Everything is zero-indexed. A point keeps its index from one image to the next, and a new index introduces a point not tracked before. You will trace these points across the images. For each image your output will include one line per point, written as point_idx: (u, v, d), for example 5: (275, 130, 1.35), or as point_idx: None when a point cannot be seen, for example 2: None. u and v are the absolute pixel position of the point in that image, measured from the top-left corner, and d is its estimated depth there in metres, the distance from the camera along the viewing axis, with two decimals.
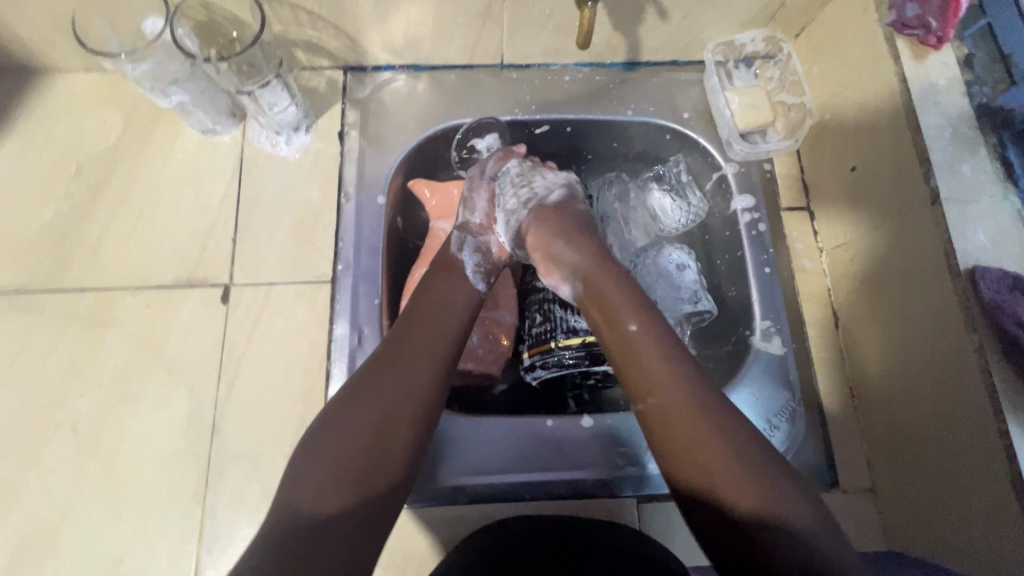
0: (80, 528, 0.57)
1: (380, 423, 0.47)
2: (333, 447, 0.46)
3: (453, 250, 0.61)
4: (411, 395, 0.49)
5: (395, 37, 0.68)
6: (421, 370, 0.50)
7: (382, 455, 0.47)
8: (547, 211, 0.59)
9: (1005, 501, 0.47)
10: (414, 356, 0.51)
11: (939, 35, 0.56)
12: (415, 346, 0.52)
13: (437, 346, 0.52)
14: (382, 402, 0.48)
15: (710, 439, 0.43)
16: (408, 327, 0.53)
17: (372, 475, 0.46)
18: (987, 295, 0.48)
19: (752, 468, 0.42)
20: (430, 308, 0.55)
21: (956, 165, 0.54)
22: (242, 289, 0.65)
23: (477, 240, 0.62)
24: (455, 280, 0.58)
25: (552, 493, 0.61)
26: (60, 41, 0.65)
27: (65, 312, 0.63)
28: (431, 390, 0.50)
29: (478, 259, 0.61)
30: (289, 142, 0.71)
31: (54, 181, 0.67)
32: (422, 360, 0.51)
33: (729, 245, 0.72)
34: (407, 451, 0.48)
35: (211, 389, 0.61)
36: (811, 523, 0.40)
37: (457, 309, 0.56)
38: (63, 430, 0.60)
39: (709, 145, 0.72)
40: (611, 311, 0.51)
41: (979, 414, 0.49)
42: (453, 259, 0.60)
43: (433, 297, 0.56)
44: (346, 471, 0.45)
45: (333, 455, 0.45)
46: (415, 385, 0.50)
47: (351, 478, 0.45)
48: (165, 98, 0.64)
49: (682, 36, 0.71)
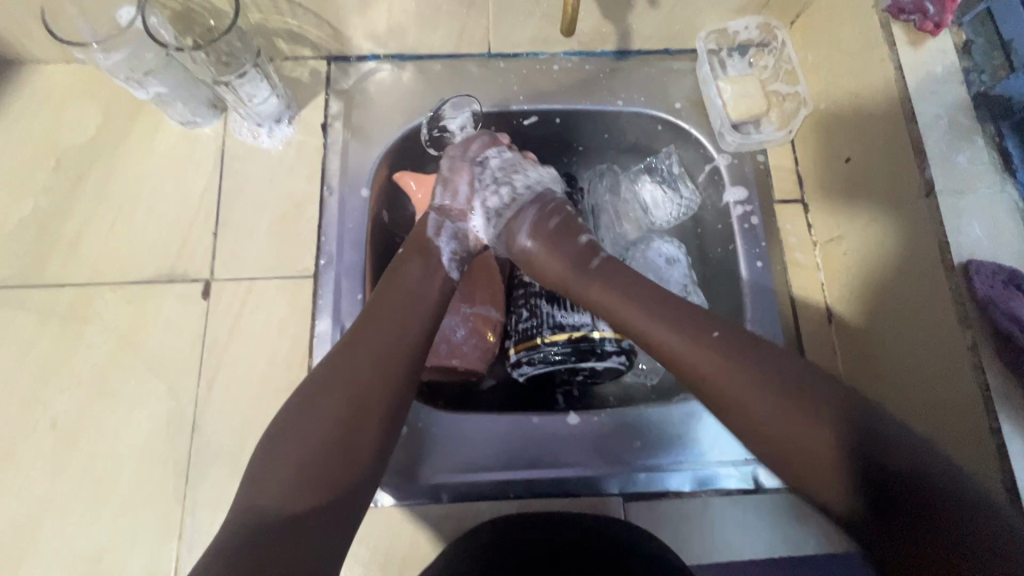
0: (59, 525, 0.56)
1: (347, 416, 0.46)
2: (301, 442, 0.45)
3: (429, 233, 0.61)
4: (379, 385, 0.48)
5: (378, 26, 0.66)
6: (389, 359, 0.49)
7: (351, 449, 0.46)
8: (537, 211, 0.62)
9: (996, 498, 0.46)
10: (381, 345, 0.50)
11: (936, 20, 0.54)
12: (383, 336, 0.51)
13: (405, 335, 0.51)
14: (349, 394, 0.47)
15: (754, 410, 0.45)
16: (374, 316, 0.52)
17: (341, 469, 0.45)
18: (982, 291, 0.47)
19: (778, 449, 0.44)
20: (398, 296, 0.54)
21: (953, 156, 0.52)
22: (223, 284, 0.64)
23: (456, 227, 0.63)
24: (430, 271, 0.57)
25: (535, 491, 0.60)
26: (36, 32, 0.63)
27: (43, 307, 0.62)
28: (400, 380, 0.49)
29: (455, 246, 0.61)
30: (271, 134, 0.69)
31: (33, 174, 0.66)
32: (390, 350, 0.50)
33: (721, 238, 0.70)
34: (376, 443, 0.47)
35: (192, 386, 0.61)
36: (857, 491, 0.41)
37: (425, 297, 0.55)
38: (43, 427, 0.59)
39: (701, 135, 0.70)
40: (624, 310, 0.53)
41: (971, 410, 0.48)
42: (427, 243, 0.59)
43: (402, 283, 0.55)
44: (315, 466, 0.44)
45: (300, 450, 0.45)
46: (384, 375, 0.49)
47: (319, 473, 0.44)
48: (143, 90, 0.62)
49: (674, 24, 0.69)
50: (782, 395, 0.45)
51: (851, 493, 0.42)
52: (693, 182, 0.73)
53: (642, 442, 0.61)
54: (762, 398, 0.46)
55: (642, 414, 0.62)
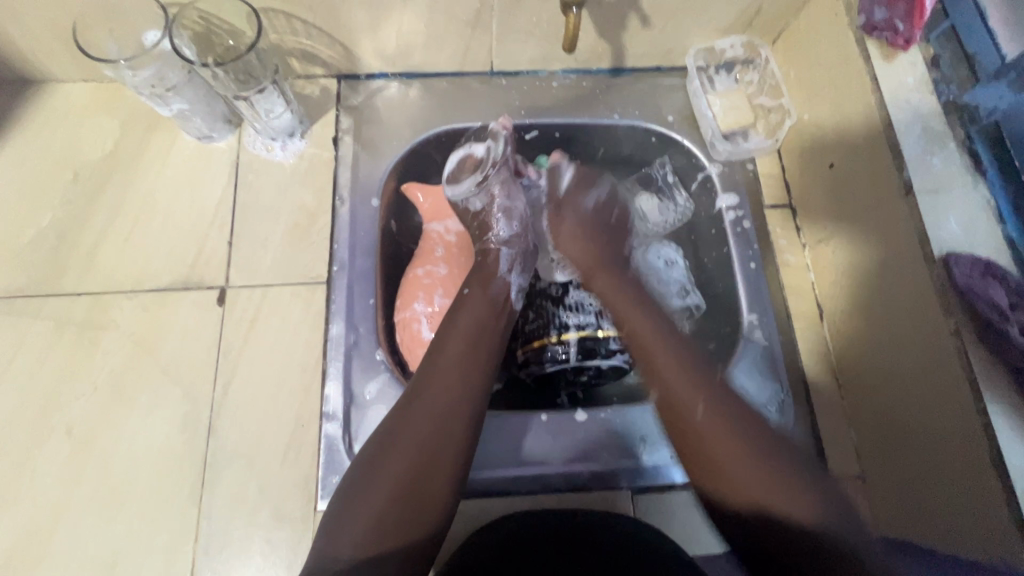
0: (73, 530, 0.57)
1: (414, 467, 0.47)
2: (370, 494, 0.45)
3: (501, 271, 0.63)
4: (450, 433, 0.49)
5: (386, 45, 0.70)
6: (455, 412, 0.50)
7: (418, 502, 0.46)
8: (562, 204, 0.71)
9: (984, 473, 0.48)
10: (444, 392, 0.51)
11: (907, 36, 0.59)
12: (448, 388, 0.51)
13: (466, 385, 0.52)
14: (416, 446, 0.48)
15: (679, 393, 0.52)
16: (434, 368, 0.53)
17: (409, 524, 0.45)
18: (962, 281, 0.50)
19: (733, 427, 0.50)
20: (459, 346, 0.55)
21: (928, 158, 0.56)
22: (238, 290, 0.66)
23: (524, 260, 0.66)
24: (485, 297, 0.60)
25: (547, 486, 0.62)
26: (59, 52, 0.66)
27: (59, 315, 0.63)
28: (463, 432, 0.50)
29: (524, 279, 0.65)
30: (284, 148, 0.72)
31: (51, 187, 0.68)
32: (453, 403, 0.51)
33: (714, 241, 0.74)
34: (443, 498, 0.47)
35: (208, 390, 0.62)
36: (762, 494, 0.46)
37: (485, 343, 0.56)
38: (58, 434, 0.59)
39: (693, 146, 0.75)
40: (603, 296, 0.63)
41: (958, 389, 0.50)
42: (494, 278, 0.62)
43: (459, 328, 0.56)
44: (386, 523, 0.44)
45: (370, 504, 0.45)
46: (451, 429, 0.50)
47: (391, 528, 0.44)
48: (165, 106, 0.65)
49: (665, 43, 0.73)
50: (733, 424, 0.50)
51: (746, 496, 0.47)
52: (688, 187, 0.77)
53: (645, 437, 0.63)
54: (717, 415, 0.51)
55: (647, 410, 0.64)
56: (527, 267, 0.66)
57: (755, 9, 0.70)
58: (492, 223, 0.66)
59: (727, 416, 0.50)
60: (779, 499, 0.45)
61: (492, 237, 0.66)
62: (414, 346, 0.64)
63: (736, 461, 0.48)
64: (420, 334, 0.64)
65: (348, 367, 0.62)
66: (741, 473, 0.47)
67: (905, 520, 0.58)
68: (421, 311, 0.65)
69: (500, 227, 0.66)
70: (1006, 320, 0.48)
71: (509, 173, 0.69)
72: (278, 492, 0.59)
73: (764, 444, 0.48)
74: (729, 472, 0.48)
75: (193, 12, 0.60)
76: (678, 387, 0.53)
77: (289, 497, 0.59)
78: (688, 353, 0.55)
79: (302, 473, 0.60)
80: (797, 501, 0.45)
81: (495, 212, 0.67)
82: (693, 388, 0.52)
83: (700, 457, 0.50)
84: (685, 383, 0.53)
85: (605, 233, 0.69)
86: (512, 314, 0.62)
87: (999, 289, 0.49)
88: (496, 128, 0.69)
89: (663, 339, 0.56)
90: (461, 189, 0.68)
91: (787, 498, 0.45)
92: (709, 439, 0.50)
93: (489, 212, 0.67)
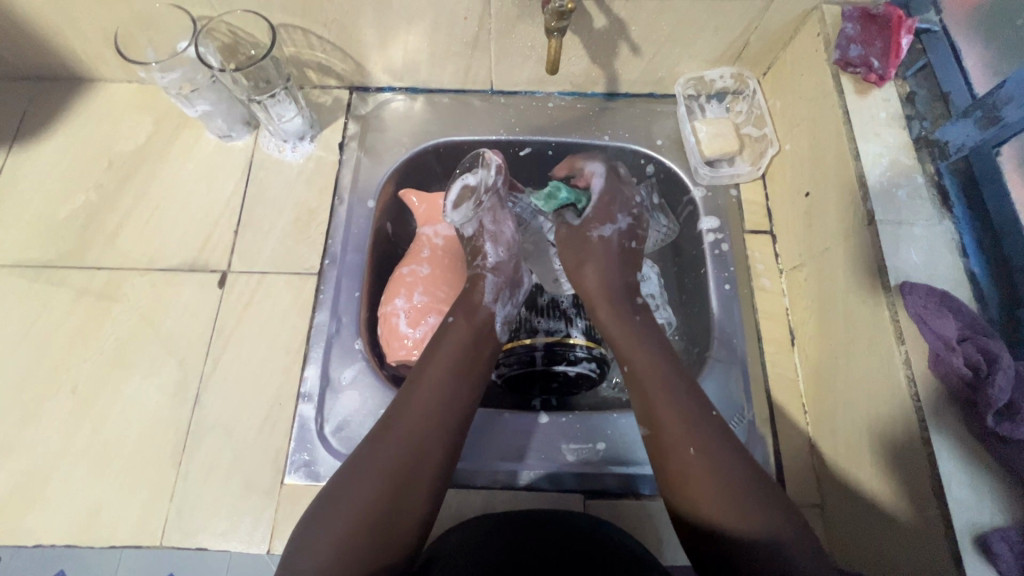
0: (66, 479, 0.62)
1: (387, 492, 0.49)
2: (341, 515, 0.47)
3: (487, 300, 0.64)
4: (424, 461, 0.51)
5: (394, 61, 0.76)
6: (432, 442, 0.52)
7: (390, 525, 0.47)
8: (578, 238, 0.69)
9: (927, 502, 0.48)
10: (422, 420, 0.53)
11: (881, 73, 0.62)
12: (426, 417, 0.53)
13: (444, 417, 0.54)
14: (390, 471, 0.50)
15: (642, 376, 0.56)
16: (416, 396, 0.55)
17: (375, 549, 0.46)
18: (914, 309, 0.51)
19: (690, 417, 0.52)
20: (441, 375, 0.56)
21: (894, 190, 0.58)
22: (238, 275, 0.72)
23: (509, 289, 0.67)
24: (467, 326, 0.61)
25: (502, 484, 0.64)
26: (108, 56, 0.75)
27: (79, 286, 0.70)
28: (435, 465, 0.52)
29: (509, 310, 0.66)
30: (294, 150, 0.79)
31: (88, 172, 0.76)
32: (428, 435, 0.52)
33: (635, 265, 0.69)
34: (416, 524, 0.49)
35: (199, 363, 0.67)
36: (743, 507, 0.46)
37: (467, 376, 0.58)
38: (64, 391, 0.66)
39: (678, 170, 0.77)
40: (602, 289, 0.65)
41: (906, 419, 0.50)
42: (479, 307, 0.63)
43: (445, 357, 0.58)
44: (351, 548, 0.46)
45: (341, 525, 0.47)
46: (426, 456, 0.51)
47: (357, 552, 0.46)
48: (191, 106, 0.73)
49: (656, 71, 0.77)
50: (702, 427, 0.51)
51: (725, 504, 0.46)
52: (629, 208, 0.70)
53: (603, 445, 0.65)
54: (684, 417, 0.52)
55: (608, 418, 0.66)
56: (510, 297, 0.67)
57: (743, 42, 0.73)
58: (482, 248, 0.69)
59: (676, 405, 0.53)
60: (710, 494, 0.47)
61: (482, 262, 0.68)
62: (391, 339, 0.68)
63: (686, 459, 0.49)
64: (398, 328, 0.67)
65: (328, 353, 0.67)
66: (697, 474, 0.48)
67: (856, 552, 0.57)
68: (401, 306, 0.69)
69: (489, 253, 0.68)
70: (953, 351, 0.48)
71: (499, 200, 0.72)
72: (250, 463, 0.63)
73: (725, 460, 0.49)
74: (687, 489, 0.48)
75: (221, 25, 0.67)
76: (659, 413, 0.53)
77: (260, 469, 0.63)
78: (667, 363, 0.57)
79: (274, 448, 0.64)
80: (744, 517, 0.45)
81: (483, 237, 0.69)
82: (666, 412, 0.53)
83: (659, 458, 0.52)
84: (676, 408, 0.52)
85: (616, 258, 0.67)
86: (497, 346, 0.63)
87: (951, 321, 0.50)
88: (489, 159, 0.70)
89: (639, 341, 0.59)
90: (459, 215, 0.71)
91: (747, 508, 0.46)
92: (675, 451, 0.50)
93: (479, 239, 0.70)
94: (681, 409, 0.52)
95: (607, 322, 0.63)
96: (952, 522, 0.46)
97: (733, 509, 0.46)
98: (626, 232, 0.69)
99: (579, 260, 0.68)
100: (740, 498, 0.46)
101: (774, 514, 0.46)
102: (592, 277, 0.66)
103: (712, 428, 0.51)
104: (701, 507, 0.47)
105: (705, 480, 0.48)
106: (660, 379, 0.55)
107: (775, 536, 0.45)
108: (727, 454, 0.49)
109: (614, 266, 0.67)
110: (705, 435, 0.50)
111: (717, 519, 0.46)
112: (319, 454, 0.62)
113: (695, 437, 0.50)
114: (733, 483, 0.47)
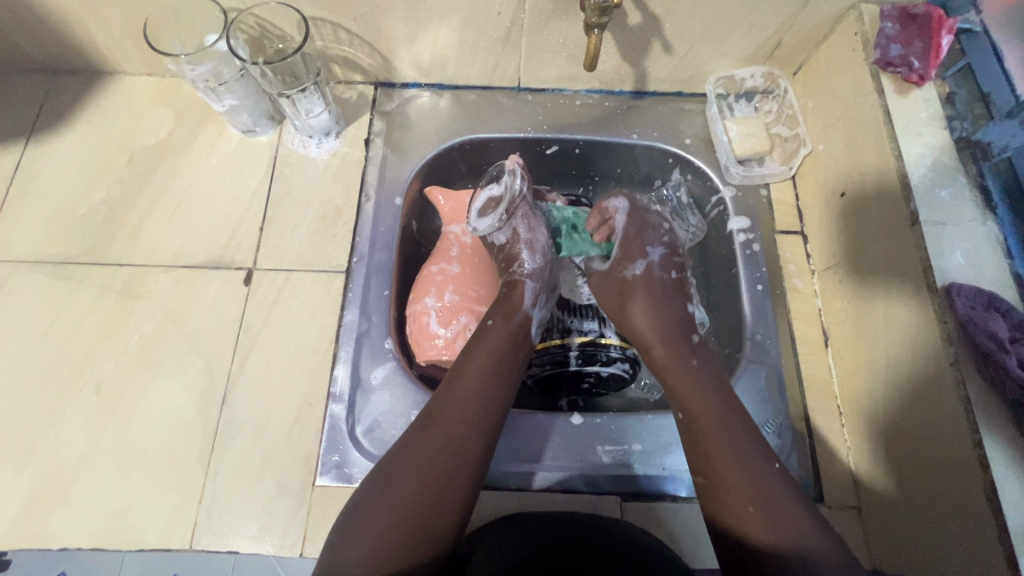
0: (90, 481, 0.61)
1: (425, 493, 0.48)
2: (379, 515, 0.46)
3: (526, 304, 0.63)
4: (462, 462, 0.50)
5: (422, 56, 0.75)
6: (470, 443, 0.51)
7: (427, 526, 0.47)
8: (621, 284, 0.65)
9: (979, 505, 0.47)
10: (461, 422, 0.52)
11: (921, 73, 0.62)
12: (464, 417, 0.52)
13: (482, 420, 0.53)
14: (428, 471, 0.49)
15: (696, 405, 0.54)
16: (454, 395, 0.54)
17: (413, 552, 0.45)
18: (963, 310, 0.51)
19: (732, 440, 0.51)
20: (478, 376, 0.55)
21: (937, 190, 0.57)
22: (264, 273, 0.70)
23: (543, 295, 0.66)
24: (502, 333, 0.60)
25: (537, 485, 0.63)
26: (130, 48, 0.73)
27: (101, 283, 0.69)
28: (472, 467, 0.51)
29: (544, 313, 0.65)
30: (319, 145, 0.78)
31: (108, 167, 0.75)
32: (466, 435, 0.51)
33: (681, 289, 0.65)
34: (452, 525, 0.48)
35: (226, 362, 0.66)
36: (783, 529, 0.46)
37: (503, 376, 0.57)
38: (88, 391, 0.64)
39: (708, 169, 0.77)
40: (653, 330, 0.61)
41: (955, 421, 0.50)
42: (517, 309, 0.62)
43: (482, 358, 0.57)
44: (388, 548, 0.45)
45: (379, 523, 0.46)
46: (463, 458, 0.50)
47: (395, 553, 0.45)
48: (218, 101, 0.72)
49: (686, 69, 0.76)
50: (751, 454, 0.50)
51: (768, 529, 0.46)
52: (658, 236, 0.67)
53: (637, 446, 0.64)
54: (734, 446, 0.51)
55: (643, 419, 0.65)
56: (546, 301, 0.66)
57: (776, 41, 0.72)
58: (518, 254, 0.67)
59: (726, 433, 0.51)
60: (755, 521, 0.47)
61: (519, 267, 0.66)
62: (421, 338, 0.67)
63: (736, 488, 0.49)
64: (428, 328, 0.66)
65: (358, 352, 0.66)
66: (743, 497, 0.48)
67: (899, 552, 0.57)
68: (432, 305, 0.68)
69: (525, 259, 0.67)
70: (1007, 352, 0.48)
71: (530, 207, 0.69)
72: (280, 464, 0.62)
73: (768, 480, 0.48)
74: (738, 509, 0.48)
75: (249, 18, 0.66)
76: (711, 438, 0.51)
77: (290, 470, 0.62)
78: (719, 388, 0.55)
79: (304, 449, 0.62)
80: (784, 536, 0.46)
81: (518, 244, 0.67)
82: (720, 438, 0.51)
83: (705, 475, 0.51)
84: (727, 440, 0.51)
85: (661, 292, 0.64)
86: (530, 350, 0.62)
87: (1001, 322, 0.49)
88: (511, 166, 0.69)
89: (692, 372, 0.57)
90: (486, 224, 0.69)
91: (788, 528, 0.46)
92: (724, 480, 0.49)
93: (514, 244, 0.68)
94: (731, 437, 0.51)
95: (663, 364, 0.59)
96: (1007, 525, 0.45)
97: (776, 534, 0.46)
98: (665, 262, 0.66)
99: (627, 304, 0.63)
100: (784, 521, 0.46)
101: (813, 533, 0.46)
102: (645, 322, 0.62)
103: (754, 448, 0.51)
104: (749, 533, 0.47)
105: (751, 509, 0.47)
106: (711, 408, 0.53)
107: (819, 558, 0.44)
108: (769, 475, 0.49)
109: (658, 294, 0.63)
110: (748, 460, 0.50)
111: (762, 546, 0.46)
112: (351, 455, 0.61)
113: (745, 466, 0.49)
114: (774, 505, 0.47)
